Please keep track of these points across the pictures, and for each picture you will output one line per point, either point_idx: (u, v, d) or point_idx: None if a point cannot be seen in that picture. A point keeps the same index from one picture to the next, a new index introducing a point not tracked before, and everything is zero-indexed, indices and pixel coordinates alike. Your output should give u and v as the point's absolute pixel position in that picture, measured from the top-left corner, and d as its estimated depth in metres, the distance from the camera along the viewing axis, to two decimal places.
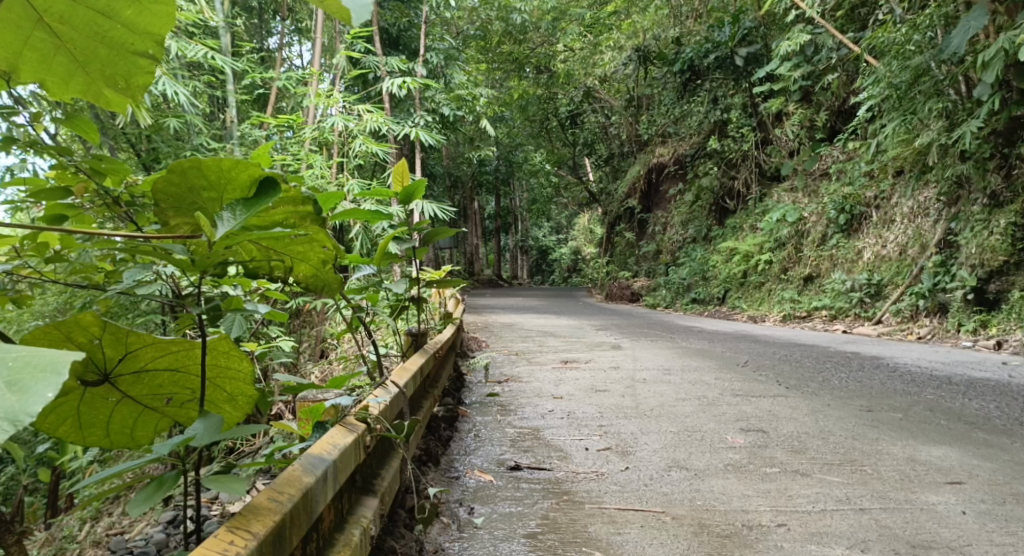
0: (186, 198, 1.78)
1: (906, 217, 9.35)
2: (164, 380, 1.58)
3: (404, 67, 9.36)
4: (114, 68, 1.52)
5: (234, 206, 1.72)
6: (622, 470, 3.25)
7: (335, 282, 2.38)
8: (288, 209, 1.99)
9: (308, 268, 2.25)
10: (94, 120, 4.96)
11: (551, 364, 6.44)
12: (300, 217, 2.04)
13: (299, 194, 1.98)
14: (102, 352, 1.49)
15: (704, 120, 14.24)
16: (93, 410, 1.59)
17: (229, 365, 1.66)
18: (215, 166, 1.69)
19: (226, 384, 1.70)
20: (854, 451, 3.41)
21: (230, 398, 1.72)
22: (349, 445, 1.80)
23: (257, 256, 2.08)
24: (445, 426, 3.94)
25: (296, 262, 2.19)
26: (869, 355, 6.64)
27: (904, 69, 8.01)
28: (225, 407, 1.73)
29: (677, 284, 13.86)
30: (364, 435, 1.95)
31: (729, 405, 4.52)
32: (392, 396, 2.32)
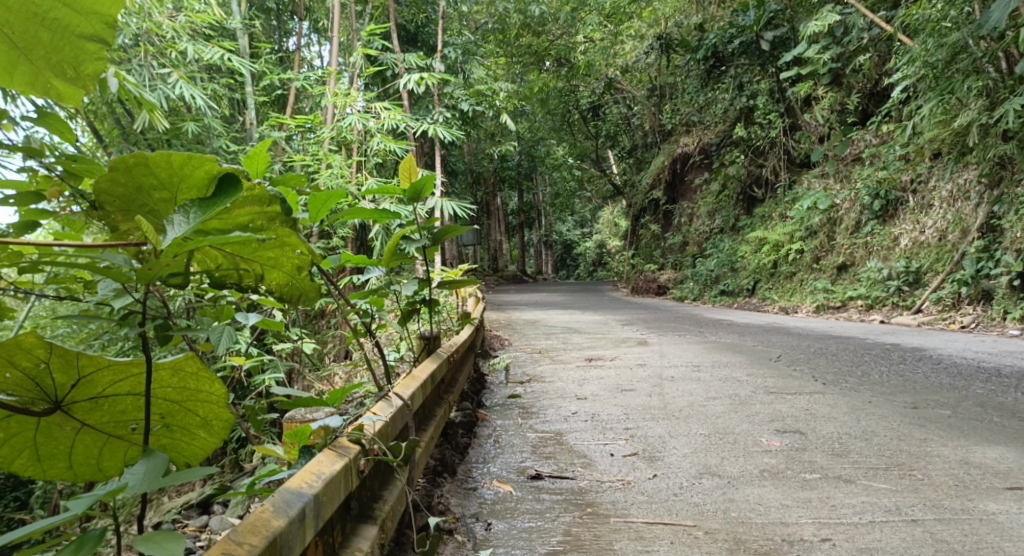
0: (132, 199, 1.79)
1: (946, 202, 9.04)
2: (126, 405, 1.56)
3: (422, 63, 9.18)
4: (59, 54, 1.46)
5: (188, 206, 1.71)
6: (650, 478, 3.04)
7: (311, 291, 2.32)
8: (254, 209, 1.99)
9: (281, 277, 2.21)
10: (114, 125, 4.88)
11: (575, 363, 6.24)
12: (268, 219, 2.06)
13: (264, 191, 1.98)
14: (51, 378, 1.48)
15: (729, 107, 13.94)
16: (53, 439, 1.58)
17: (199, 389, 1.60)
18: (164, 164, 1.70)
19: (199, 408, 1.63)
20: (901, 453, 3.17)
21: (204, 424, 1.65)
22: (337, 474, 1.65)
23: (224, 263, 2.07)
24: (462, 433, 3.76)
25: (266, 269, 2.15)
26: (910, 346, 6.36)
27: (941, 46, 7.70)
28: (199, 433, 1.66)
29: (705, 276, 13.53)
30: (357, 458, 1.80)
31: (763, 405, 4.29)
32: (394, 410, 2.16)
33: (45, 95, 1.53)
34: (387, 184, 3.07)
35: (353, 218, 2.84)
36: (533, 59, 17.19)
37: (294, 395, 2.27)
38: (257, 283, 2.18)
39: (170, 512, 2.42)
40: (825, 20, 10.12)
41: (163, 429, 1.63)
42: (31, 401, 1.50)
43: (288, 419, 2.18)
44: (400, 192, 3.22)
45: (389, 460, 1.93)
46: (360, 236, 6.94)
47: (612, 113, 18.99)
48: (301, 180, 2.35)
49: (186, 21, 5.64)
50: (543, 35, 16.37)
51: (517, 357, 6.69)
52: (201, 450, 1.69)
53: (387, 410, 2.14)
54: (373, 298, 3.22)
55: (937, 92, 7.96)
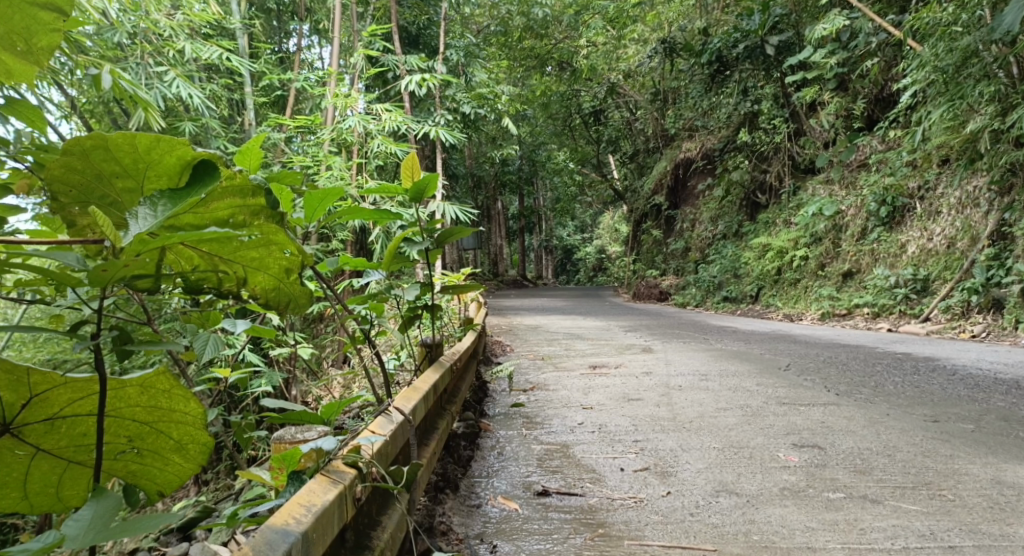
0: (90, 189, 1.74)
1: (954, 208, 8.86)
2: (84, 428, 1.72)
3: (424, 65, 9.02)
4: (12, 24, 1.79)
5: (155, 198, 1.65)
6: (663, 496, 2.88)
7: (300, 297, 2.17)
8: (236, 201, 1.85)
9: (267, 281, 2.07)
10: (111, 126, 4.76)
11: (579, 370, 6.07)
12: (252, 214, 1.91)
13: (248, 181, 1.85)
14: (2, 398, 1.62)
15: (733, 112, 13.76)
16: (13, 463, 1.72)
17: (174, 409, 1.74)
18: (129, 147, 1.67)
19: (173, 431, 1.78)
20: (928, 471, 3.02)
21: (179, 447, 1.80)
22: (330, 504, 1.52)
23: (200, 265, 1.94)
24: (465, 445, 3.59)
25: (249, 271, 2.01)
26: (922, 356, 6.20)
27: (952, 50, 7.54)
28: (173, 457, 1.81)
29: (708, 282, 13.38)
30: (355, 485, 1.67)
31: (776, 416, 4.13)
32: (394, 427, 2.00)
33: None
34: (385, 183, 2.93)
35: (352, 218, 2.69)
36: (535, 63, 16.93)
37: (286, 408, 2.14)
38: (239, 288, 2.02)
39: (149, 537, 2.30)
40: (833, 23, 9.93)
41: (132, 453, 1.79)
42: None
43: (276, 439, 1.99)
44: (401, 193, 3.05)
45: (388, 485, 1.79)
46: (359, 239, 6.78)
47: (614, 118, 18.81)
48: (295, 177, 2.23)
49: (184, 19, 5.49)
50: (547, 39, 16.15)
51: (519, 363, 6.55)
52: (175, 473, 1.84)
53: (387, 428, 1.98)
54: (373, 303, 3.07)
55: (947, 97, 7.84)
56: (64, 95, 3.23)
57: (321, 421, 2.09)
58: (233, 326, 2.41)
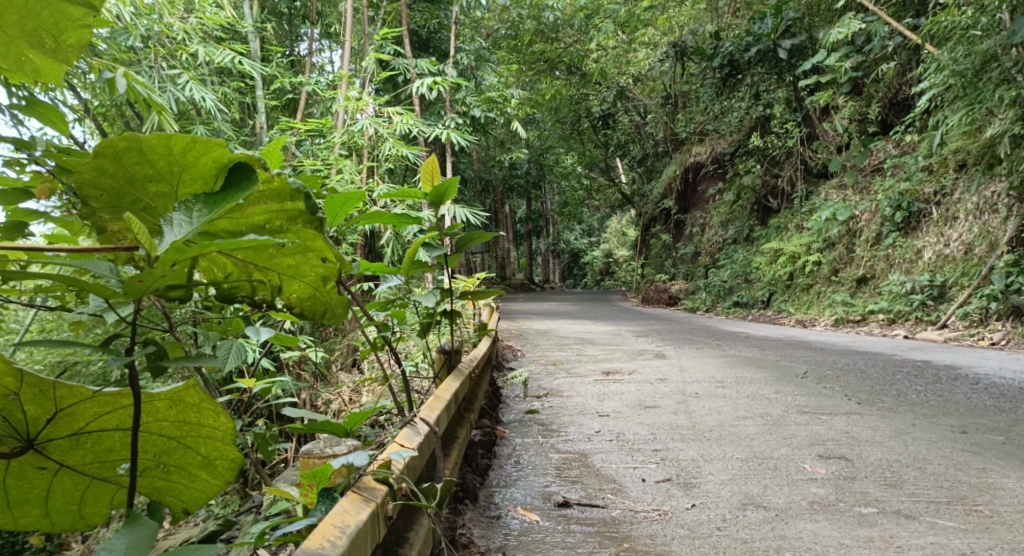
0: (122, 193, 1.70)
1: (971, 214, 8.74)
2: (109, 444, 1.66)
3: (434, 68, 8.94)
4: (38, 20, 1.71)
5: (190, 202, 1.59)
6: (688, 508, 2.80)
7: (337, 305, 2.11)
8: (273, 207, 1.77)
9: (302, 289, 2.02)
10: (124, 128, 4.70)
11: (593, 376, 5.98)
12: (289, 218, 1.82)
13: (286, 185, 1.76)
14: (25, 413, 1.56)
15: (745, 116, 13.66)
16: (36, 480, 1.68)
17: (203, 425, 1.67)
18: (163, 150, 1.60)
19: (200, 447, 1.72)
20: (961, 485, 2.97)
21: (207, 464, 1.74)
22: (363, 525, 1.50)
23: (233, 273, 1.93)
24: (483, 453, 3.50)
25: (285, 278, 1.97)
26: (943, 364, 6.10)
27: (970, 54, 7.43)
28: (200, 474, 1.76)
29: (718, 287, 13.28)
30: (384, 502, 1.65)
31: (798, 426, 4.04)
32: (421, 441, 1.94)
33: (28, 67, 1.78)
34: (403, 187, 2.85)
35: (372, 221, 2.63)
36: (546, 66, 16.85)
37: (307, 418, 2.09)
38: (272, 296, 1.99)
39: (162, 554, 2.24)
40: (848, 27, 9.69)
41: (159, 469, 1.74)
42: (2, 440, 1.59)
43: (304, 453, 1.88)
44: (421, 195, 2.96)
45: (419, 501, 1.78)
46: (370, 242, 6.71)
47: (623, 121, 18.72)
48: (318, 180, 2.19)
49: (197, 22, 5.45)
50: (557, 42, 16.00)
51: (532, 369, 6.45)
52: (201, 490, 1.78)
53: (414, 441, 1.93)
54: (393, 310, 3.00)
55: (966, 102, 7.68)
56: (80, 97, 3.20)
57: (342, 431, 2.02)
58: (255, 332, 2.36)
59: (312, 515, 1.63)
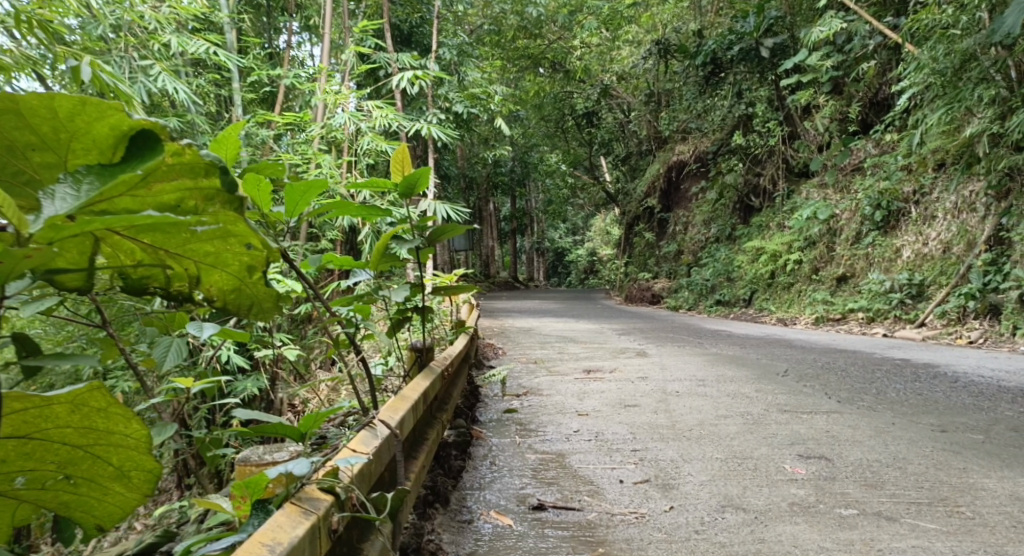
0: (3, 162, 1.65)
1: (950, 213, 8.74)
2: (8, 452, 1.61)
3: (416, 63, 8.82)
4: None
5: (81, 174, 1.52)
6: (666, 511, 2.74)
7: (265, 299, 2.07)
8: (186, 182, 1.69)
9: (226, 280, 1.96)
10: None
11: (573, 375, 5.92)
12: (205, 198, 1.73)
13: (199, 159, 1.67)
14: None
15: (727, 114, 13.64)
16: None
17: (116, 435, 1.65)
18: (47, 113, 1.58)
19: (112, 457, 1.69)
20: (942, 486, 2.92)
21: (121, 475, 1.73)
22: (298, 540, 1.46)
23: (143, 259, 1.82)
24: (457, 454, 3.41)
25: (204, 268, 1.88)
26: (922, 362, 6.07)
27: (950, 52, 7.39)
28: (113, 486, 1.74)
29: (700, 285, 13.26)
30: (330, 515, 1.60)
31: (778, 424, 3.98)
32: (375, 446, 1.87)
33: None
34: (371, 177, 2.78)
35: (330, 210, 2.58)
36: (529, 63, 16.73)
37: (259, 421, 2.04)
38: (191, 287, 1.91)
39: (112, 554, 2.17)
40: (830, 25, 9.61)
41: (65, 480, 1.71)
42: None
43: (242, 461, 1.88)
44: (391, 187, 2.88)
45: (368, 513, 1.73)
46: (349, 238, 6.61)
47: (606, 119, 18.66)
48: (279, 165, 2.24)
49: (171, 13, 5.33)
50: (540, 38, 15.88)
51: (512, 367, 6.38)
52: (115, 503, 1.77)
53: (368, 447, 1.86)
54: (359, 305, 2.91)
55: (946, 101, 7.63)
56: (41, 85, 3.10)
57: (298, 434, 1.96)
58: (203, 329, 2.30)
59: (244, 529, 1.59)
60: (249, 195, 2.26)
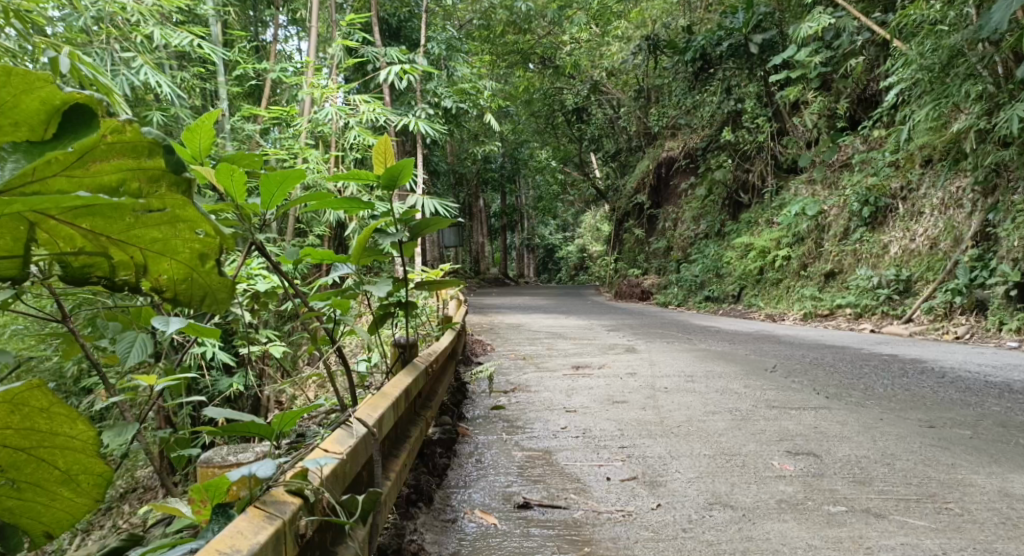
0: None
1: (937, 209, 8.74)
2: None
3: (405, 57, 8.75)
4: None
5: (7, 153, 1.56)
6: (653, 509, 2.71)
7: (217, 287, 1.98)
8: (127, 163, 1.68)
9: (175, 269, 1.92)
10: None
11: (561, 371, 5.88)
12: (149, 181, 1.72)
13: (141, 138, 1.68)
14: None
15: (716, 110, 13.64)
16: None
17: (64, 437, 1.74)
18: None
19: (60, 461, 1.77)
20: (930, 482, 2.90)
21: (71, 481, 1.79)
22: (258, 548, 1.44)
23: (86, 245, 1.80)
24: (442, 452, 3.37)
25: (151, 257, 1.87)
26: (910, 358, 6.06)
27: (938, 48, 7.38)
28: (62, 492, 1.80)
29: (689, 281, 13.25)
30: (298, 520, 1.58)
31: (767, 421, 3.95)
32: (349, 449, 1.85)
33: None
34: (353, 169, 2.73)
35: (309, 199, 2.51)
36: (518, 58, 16.66)
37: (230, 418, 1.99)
38: (138, 276, 1.88)
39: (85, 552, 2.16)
40: (819, 21, 9.59)
41: (11, 485, 1.77)
42: None
43: (203, 464, 1.90)
44: (374, 179, 2.82)
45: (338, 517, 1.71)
46: (336, 234, 6.55)
47: (596, 115, 18.61)
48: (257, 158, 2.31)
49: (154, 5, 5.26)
50: (529, 33, 15.80)
51: (500, 363, 6.34)
52: (64, 510, 1.82)
53: (344, 446, 1.86)
54: (339, 299, 2.86)
55: (933, 97, 7.60)
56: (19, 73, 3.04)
57: (271, 433, 1.93)
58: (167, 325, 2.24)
59: (201, 536, 1.57)
60: (223, 184, 2.30)
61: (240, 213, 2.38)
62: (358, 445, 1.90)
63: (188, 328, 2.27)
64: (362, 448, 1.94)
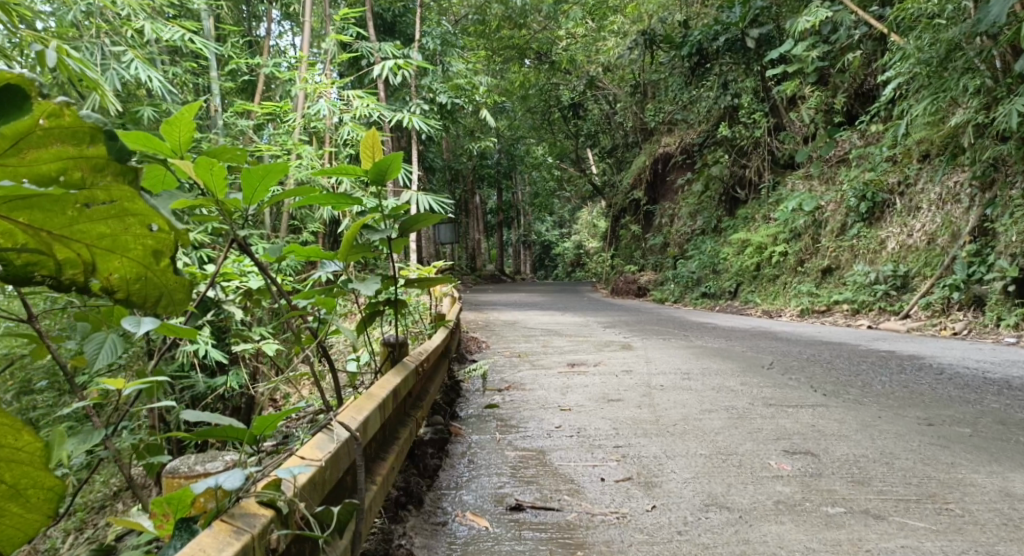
0: None
1: (934, 204, 8.69)
2: None
3: (399, 52, 8.67)
4: None
5: None
6: (648, 511, 2.65)
7: (174, 287, 1.82)
8: (66, 150, 1.55)
9: (128, 269, 1.76)
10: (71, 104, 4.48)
11: (557, 368, 5.83)
12: (92, 171, 1.58)
13: (81, 123, 1.54)
14: None
15: (713, 106, 13.58)
16: None
17: (9, 448, 1.57)
18: None
19: (7, 474, 1.59)
20: (930, 482, 2.84)
21: (20, 496, 1.61)
22: None
23: (26, 242, 1.64)
24: (433, 453, 3.31)
25: (100, 254, 1.70)
26: (907, 355, 6.01)
27: (936, 42, 7.34)
28: (10, 507, 1.61)
29: (686, 277, 13.19)
30: (269, 535, 1.59)
31: (763, 419, 3.90)
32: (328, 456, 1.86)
33: None
34: (341, 164, 2.67)
35: (291, 196, 2.47)
36: (514, 54, 16.58)
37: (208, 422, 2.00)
38: (84, 275, 1.71)
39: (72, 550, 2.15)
40: (816, 15, 9.49)
41: None
42: None
43: (169, 472, 1.86)
44: (361, 174, 2.77)
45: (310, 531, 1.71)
46: (330, 231, 6.48)
47: (592, 111, 18.54)
48: (240, 151, 2.34)
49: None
50: (525, 28, 15.72)
51: (494, 361, 6.29)
52: (15, 527, 1.62)
53: (323, 453, 1.87)
54: (325, 298, 2.83)
55: (930, 91, 7.56)
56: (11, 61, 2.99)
57: (250, 438, 1.95)
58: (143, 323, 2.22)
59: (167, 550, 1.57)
60: (203, 179, 2.31)
61: (221, 208, 2.39)
62: (338, 450, 1.91)
63: (161, 328, 2.24)
64: (344, 453, 1.95)
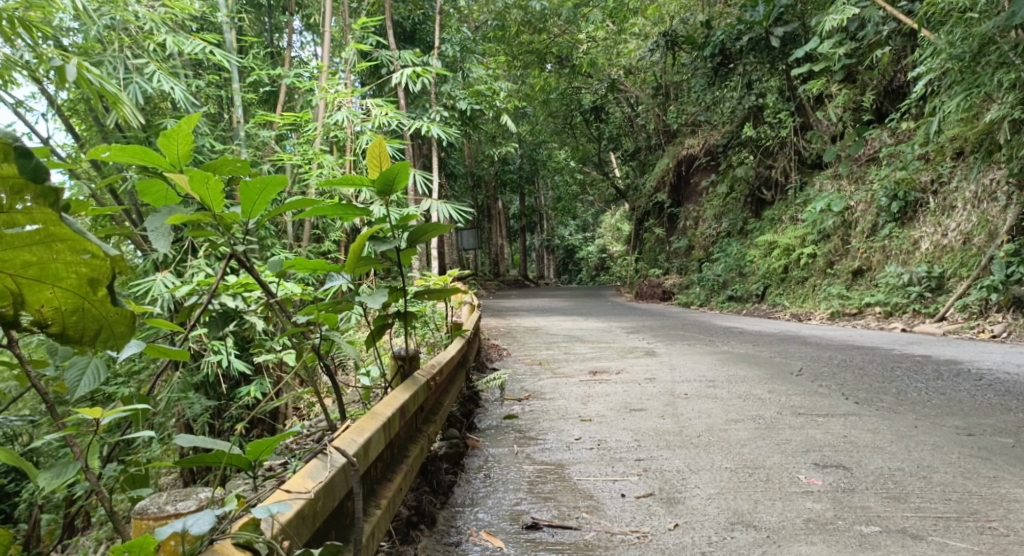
0: None
1: (969, 203, 8.45)
2: None
3: (418, 60, 8.56)
4: None
5: None
6: (671, 529, 2.53)
7: (111, 319, 2.14)
8: None
9: (67, 298, 2.09)
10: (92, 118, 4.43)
11: (579, 376, 5.70)
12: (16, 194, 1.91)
13: None
14: None
15: (737, 107, 13.34)
16: None
17: None
18: None
19: None
20: (971, 497, 2.70)
21: None
22: None
23: None
24: (448, 468, 3.21)
25: (38, 282, 2.04)
26: (943, 359, 5.80)
27: (968, 37, 7.08)
28: None
29: (712, 281, 12.99)
30: None
31: (792, 429, 3.75)
32: (308, 488, 1.87)
33: None
34: (347, 174, 2.59)
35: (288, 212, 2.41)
36: (533, 58, 16.43)
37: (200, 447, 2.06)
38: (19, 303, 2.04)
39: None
40: (842, 12, 9.22)
41: None
42: None
43: (137, 515, 1.83)
44: (367, 183, 2.68)
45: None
46: None
47: (614, 114, 18.35)
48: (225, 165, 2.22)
49: (166, 11, 5.06)
50: (545, 33, 15.60)
51: (516, 369, 6.18)
52: None
53: (314, 481, 1.90)
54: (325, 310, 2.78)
55: (964, 87, 7.32)
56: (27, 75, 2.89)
57: (246, 464, 2.06)
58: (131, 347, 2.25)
59: None
60: (200, 193, 2.25)
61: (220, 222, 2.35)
62: (332, 478, 1.94)
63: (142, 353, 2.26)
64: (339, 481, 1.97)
